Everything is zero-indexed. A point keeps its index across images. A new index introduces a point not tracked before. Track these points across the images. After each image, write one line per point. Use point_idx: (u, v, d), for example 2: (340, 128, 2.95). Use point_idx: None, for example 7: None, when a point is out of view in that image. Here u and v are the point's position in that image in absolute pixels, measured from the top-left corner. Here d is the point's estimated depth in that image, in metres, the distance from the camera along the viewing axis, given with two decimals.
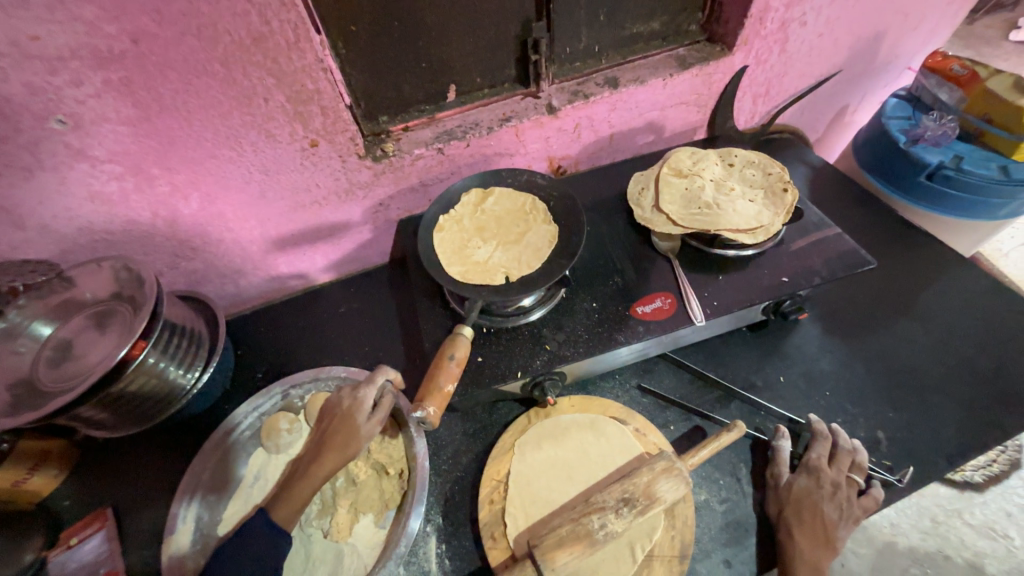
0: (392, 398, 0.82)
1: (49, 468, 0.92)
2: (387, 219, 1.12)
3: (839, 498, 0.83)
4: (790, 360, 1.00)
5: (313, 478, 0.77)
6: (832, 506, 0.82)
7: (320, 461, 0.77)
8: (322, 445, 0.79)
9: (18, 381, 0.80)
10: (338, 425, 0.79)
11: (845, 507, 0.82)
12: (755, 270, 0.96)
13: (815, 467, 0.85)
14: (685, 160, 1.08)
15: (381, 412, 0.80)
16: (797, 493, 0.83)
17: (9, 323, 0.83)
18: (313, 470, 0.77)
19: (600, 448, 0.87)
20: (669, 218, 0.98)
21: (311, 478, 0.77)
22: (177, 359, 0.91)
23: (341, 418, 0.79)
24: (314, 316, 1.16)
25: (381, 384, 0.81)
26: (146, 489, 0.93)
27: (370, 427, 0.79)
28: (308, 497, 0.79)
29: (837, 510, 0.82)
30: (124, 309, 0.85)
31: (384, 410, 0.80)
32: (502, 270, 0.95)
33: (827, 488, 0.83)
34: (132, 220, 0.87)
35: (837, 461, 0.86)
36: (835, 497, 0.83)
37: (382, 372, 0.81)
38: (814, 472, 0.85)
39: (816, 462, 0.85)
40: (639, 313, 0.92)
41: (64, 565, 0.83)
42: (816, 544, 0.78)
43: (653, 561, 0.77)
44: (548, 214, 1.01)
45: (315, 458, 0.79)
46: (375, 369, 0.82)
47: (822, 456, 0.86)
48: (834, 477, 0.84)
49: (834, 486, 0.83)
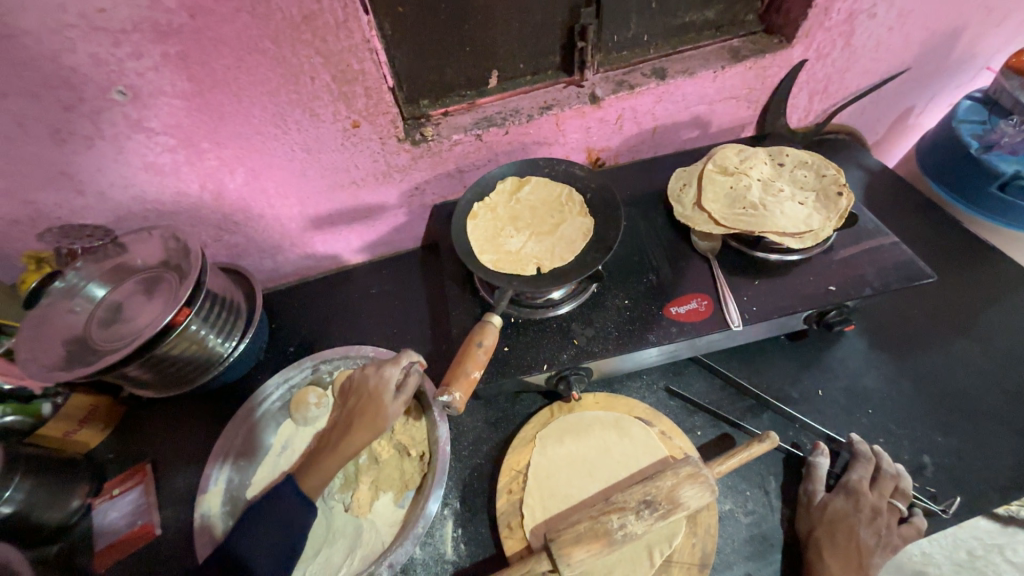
0: (418, 377, 0.81)
1: (95, 423, 0.97)
2: (422, 204, 1.12)
3: (877, 525, 0.79)
4: (831, 373, 0.95)
5: (342, 453, 0.78)
6: (869, 531, 0.78)
7: (350, 438, 0.78)
8: (351, 423, 0.80)
9: (73, 338, 0.85)
10: (366, 403, 0.80)
11: (884, 534, 0.78)
12: (800, 276, 0.91)
13: (854, 489, 0.81)
14: (731, 157, 1.04)
15: (408, 393, 0.80)
16: (832, 514, 0.79)
17: (68, 283, 0.88)
18: (342, 446, 0.79)
19: (623, 448, 0.86)
20: (711, 217, 0.95)
21: (339, 454, 0.79)
22: (217, 327, 0.95)
23: (370, 396, 0.80)
24: (346, 295, 1.18)
25: (405, 365, 0.82)
26: (181, 450, 0.98)
27: (397, 408, 0.79)
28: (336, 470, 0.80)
29: (874, 537, 0.78)
30: (171, 276, 0.89)
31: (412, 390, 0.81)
32: (534, 261, 0.93)
33: (865, 512, 0.80)
34: (181, 191, 0.91)
35: (878, 485, 0.81)
36: (874, 523, 0.79)
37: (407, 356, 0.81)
38: (852, 494, 0.81)
39: (856, 484, 0.81)
40: (673, 313, 0.89)
41: (107, 514, 0.90)
42: (848, 568, 0.74)
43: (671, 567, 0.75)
44: (584, 207, 0.99)
45: (343, 436, 0.80)
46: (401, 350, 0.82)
47: (863, 479, 0.82)
48: (874, 502, 0.80)
49: (874, 511, 0.79)
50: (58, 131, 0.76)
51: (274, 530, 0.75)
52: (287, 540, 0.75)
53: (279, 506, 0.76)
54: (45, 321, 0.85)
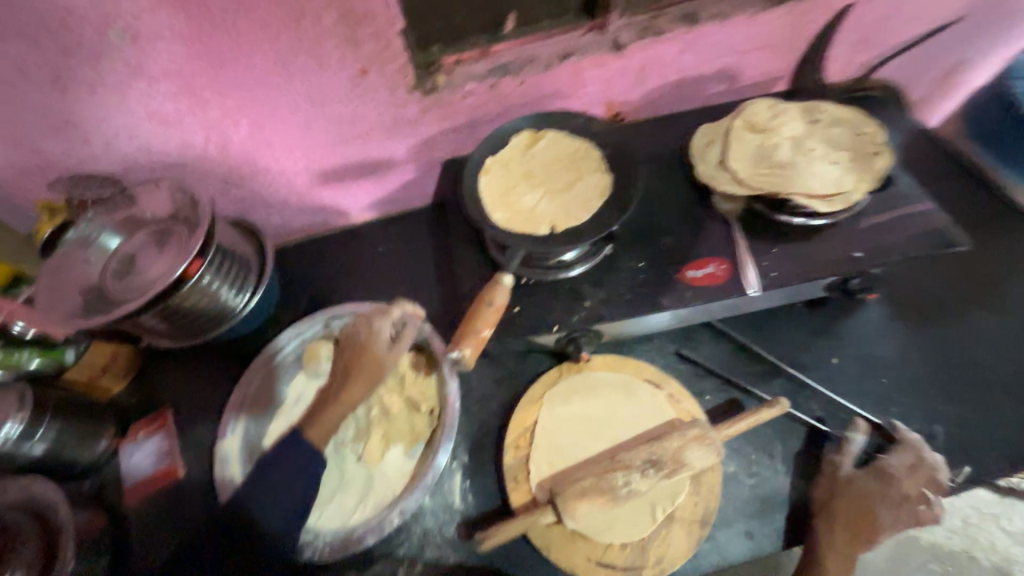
0: (416, 329, 0.83)
1: (116, 372, 0.99)
2: (432, 160, 1.09)
3: (900, 509, 0.78)
4: (846, 342, 0.92)
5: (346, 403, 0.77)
6: (888, 513, 0.78)
7: (350, 389, 0.77)
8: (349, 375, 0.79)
9: (89, 288, 0.86)
10: (362, 356, 0.80)
11: (903, 518, 0.77)
12: (824, 242, 0.88)
13: (888, 474, 0.79)
14: (761, 112, 0.98)
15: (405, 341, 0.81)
16: (854, 489, 0.78)
17: (81, 234, 0.88)
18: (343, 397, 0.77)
19: (630, 409, 0.86)
20: (734, 177, 0.90)
21: (341, 404, 0.78)
22: (228, 281, 0.95)
23: (363, 348, 0.80)
24: (355, 253, 1.17)
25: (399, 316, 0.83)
26: (197, 399, 1.01)
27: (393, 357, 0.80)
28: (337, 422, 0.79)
29: (891, 518, 0.78)
30: (180, 229, 0.88)
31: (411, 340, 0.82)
32: (547, 220, 0.90)
33: (891, 495, 0.79)
34: (187, 142, 0.89)
35: (915, 474, 0.78)
36: (897, 507, 0.78)
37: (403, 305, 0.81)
38: (881, 475, 0.80)
39: (892, 469, 0.79)
40: (688, 277, 0.87)
41: (133, 455, 0.94)
42: (851, 533, 0.77)
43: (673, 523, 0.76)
44: (601, 164, 0.94)
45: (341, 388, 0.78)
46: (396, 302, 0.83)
47: (901, 466, 0.79)
48: (904, 488, 0.78)
49: (901, 497, 0.78)
50: (58, 76, 0.73)
51: (285, 476, 0.77)
52: (297, 488, 0.77)
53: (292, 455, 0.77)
54: (62, 270, 0.86)
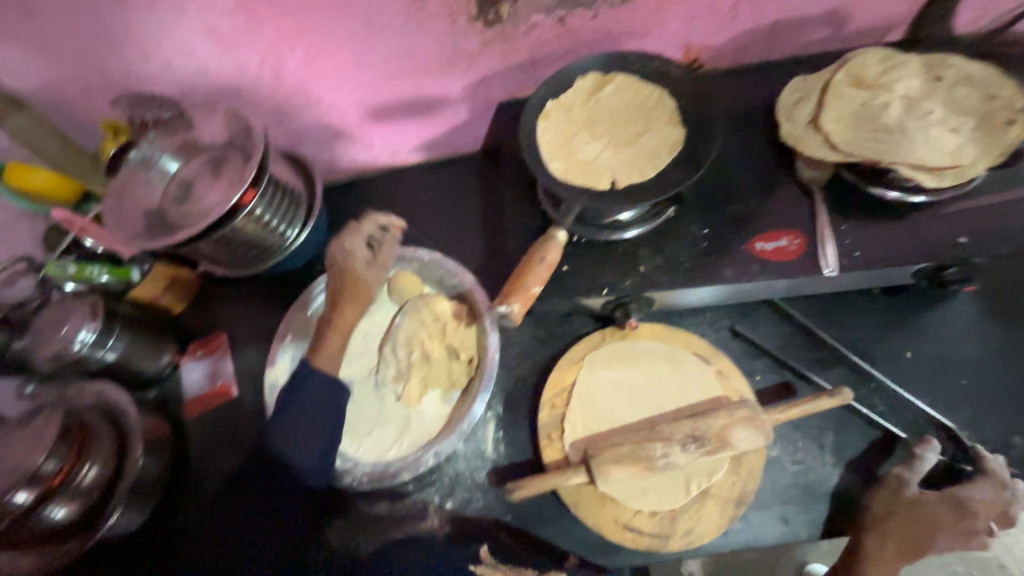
0: (395, 238, 0.85)
1: (177, 292, 1.04)
2: (487, 101, 1.02)
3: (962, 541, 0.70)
4: (926, 336, 0.84)
5: (341, 328, 0.83)
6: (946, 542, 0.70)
7: (341, 312, 0.83)
8: (336, 300, 0.84)
9: (151, 210, 0.88)
10: (348, 277, 0.83)
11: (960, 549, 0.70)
12: (922, 222, 0.77)
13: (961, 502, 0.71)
14: (872, 64, 0.84)
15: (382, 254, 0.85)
16: (914, 509, 0.72)
17: (143, 155, 0.89)
18: (336, 321, 0.83)
19: (674, 381, 0.83)
20: (827, 139, 0.79)
21: (338, 329, 0.83)
22: (280, 215, 0.95)
23: (346, 267, 0.83)
24: (401, 196, 1.15)
25: (372, 232, 0.84)
26: (249, 326, 1.06)
27: (373, 273, 0.85)
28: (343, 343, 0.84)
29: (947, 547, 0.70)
30: (236, 156, 0.88)
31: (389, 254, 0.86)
32: (608, 174, 0.84)
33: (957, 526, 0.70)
34: (242, 66, 0.86)
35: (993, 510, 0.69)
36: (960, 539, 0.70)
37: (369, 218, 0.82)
38: (954, 502, 0.71)
39: (972, 503, 0.70)
40: (757, 249, 0.80)
41: (193, 371, 1.00)
42: (899, 552, 0.71)
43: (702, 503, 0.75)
44: (675, 115, 0.85)
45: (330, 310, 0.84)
46: (363, 219, 0.84)
47: (982, 500, 0.70)
48: (977, 523, 0.69)
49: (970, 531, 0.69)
50: None
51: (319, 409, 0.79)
52: (331, 421, 0.80)
53: (324, 386, 0.80)
54: (126, 190, 0.88)
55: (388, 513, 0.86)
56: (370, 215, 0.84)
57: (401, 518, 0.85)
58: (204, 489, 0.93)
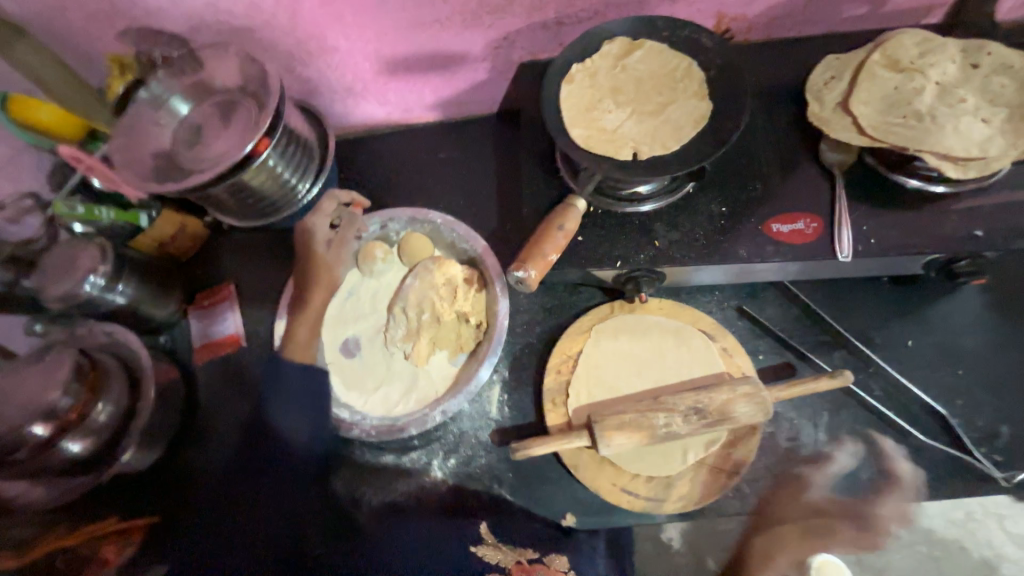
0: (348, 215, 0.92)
1: (185, 241, 1.03)
2: (508, 60, 0.99)
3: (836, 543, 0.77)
4: (928, 326, 0.86)
5: (308, 319, 0.89)
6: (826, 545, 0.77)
7: (308, 296, 0.90)
8: (305, 286, 0.91)
9: (160, 152, 0.86)
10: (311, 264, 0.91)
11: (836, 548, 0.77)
12: (940, 212, 0.77)
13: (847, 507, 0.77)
14: (908, 47, 0.81)
15: (342, 232, 0.92)
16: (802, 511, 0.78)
17: (152, 94, 0.86)
18: (305, 307, 0.90)
19: (679, 355, 0.85)
20: (855, 122, 0.78)
21: (306, 315, 0.89)
22: (292, 167, 0.94)
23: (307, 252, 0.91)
24: (414, 155, 1.12)
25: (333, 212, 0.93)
26: (257, 278, 1.05)
27: (333, 253, 0.92)
28: (311, 334, 0.89)
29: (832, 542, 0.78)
30: (250, 102, 0.86)
31: (348, 232, 0.92)
32: (630, 144, 0.81)
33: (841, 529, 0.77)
34: (257, 5, 0.82)
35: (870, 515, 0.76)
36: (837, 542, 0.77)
37: (326, 196, 0.91)
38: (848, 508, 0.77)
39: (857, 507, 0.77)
40: (773, 230, 0.80)
41: (201, 320, 1.02)
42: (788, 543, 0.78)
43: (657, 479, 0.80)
44: (703, 87, 0.83)
45: (300, 295, 0.91)
46: (323, 201, 0.93)
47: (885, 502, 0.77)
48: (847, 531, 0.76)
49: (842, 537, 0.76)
50: None
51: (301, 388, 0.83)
52: (317, 394, 0.83)
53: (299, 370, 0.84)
54: (135, 129, 0.86)
55: (394, 464, 0.89)
56: (331, 198, 0.93)
57: (406, 471, 0.89)
58: (221, 439, 0.95)
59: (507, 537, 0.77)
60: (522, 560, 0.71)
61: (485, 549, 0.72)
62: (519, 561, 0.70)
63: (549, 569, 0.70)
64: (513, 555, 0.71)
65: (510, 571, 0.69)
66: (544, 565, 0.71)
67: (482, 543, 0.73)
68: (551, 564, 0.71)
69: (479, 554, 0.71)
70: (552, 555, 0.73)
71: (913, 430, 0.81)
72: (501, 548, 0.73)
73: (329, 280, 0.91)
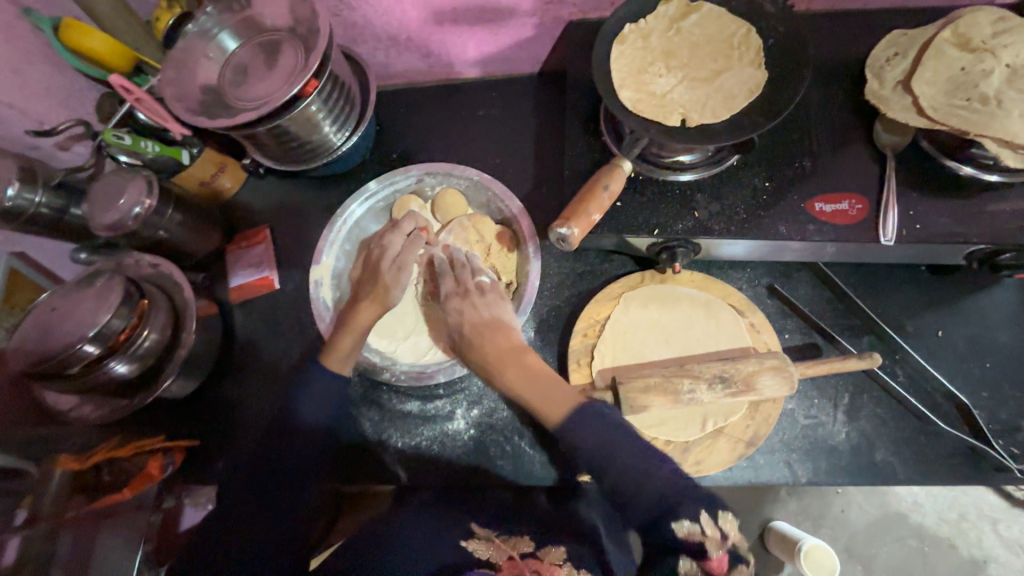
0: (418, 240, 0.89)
1: (224, 180, 1.05)
2: (557, 18, 0.97)
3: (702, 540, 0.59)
4: (960, 317, 0.85)
5: (352, 329, 0.86)
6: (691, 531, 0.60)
7: (357, 310, 0.86)
8: (358, 297, 0.88)
9: (208, 87, 0.86)
10: (374, 281, 0.88)
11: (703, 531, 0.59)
12: (991, 201, 0.76)
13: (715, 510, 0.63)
14: (983, 25, 0.77)
15: (406, 253, 0.88)
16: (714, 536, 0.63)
17: (201, 28, 0.86)
18: (352, 320, 0.86)
19: (707, 327, 0.86)
20: (916, 102, 0.75)
21: (351, 327, 0.86)
22: (334, 114, 0.93)
23: (372, 271, 0.89)
24: (452, 111, 1.11)
25: (409, 230, 0.91)
26: (293, 224, 1.07)
27: (394, 274, 0.88)
28: (353, 346, 0.87)
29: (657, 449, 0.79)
30: (297, 43, 0.85)
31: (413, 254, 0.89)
32: (680, 110, 0.80)
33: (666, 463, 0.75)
34: None
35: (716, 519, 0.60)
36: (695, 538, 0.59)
37: (407, 216, 0.90)
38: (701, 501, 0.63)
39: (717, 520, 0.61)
40: (816, 209, 0.79)
41: (236, 260, 1.04)
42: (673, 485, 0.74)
43: (484, 348, 0.79)
44: (761, 55, 0.80)
45: (350, 307, 0.89)
46: (403, 219, 0.91)
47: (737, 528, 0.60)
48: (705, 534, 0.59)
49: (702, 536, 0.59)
50: None
51: (322, 393, 0.86)
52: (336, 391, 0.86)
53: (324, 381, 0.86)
54: (185, 63, 0.86)
55: (419, 411, 0.92)
56: (411, 216, 0.92)
57: (430, 417, 0.92)
58: (257, 371, 0.99)
59: (505, 528, 0.73)
60: (515, 555, 0.66)
61: (476, 544, 0.69)
62: (511, 557, 0.66)
63: (541, 565, 0.64)
64: (504, 550, 0.67)
65: (499, 569, 0.65)
66: (536, 559, 0.65)
67: (473, 538, 0.70)
68: (545, 559, 0.65)
69: (468, 549, 0.68)
70: (546, 548, 0.67)
71: (936, 418, 0.82)
72: (493, 541, 0.69)
73: (383, 299, 0.87)
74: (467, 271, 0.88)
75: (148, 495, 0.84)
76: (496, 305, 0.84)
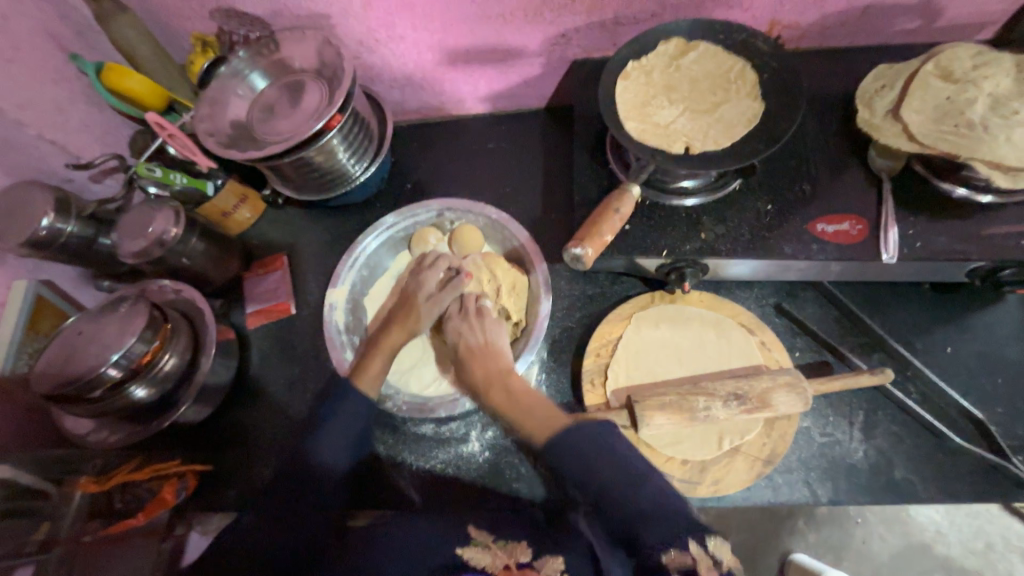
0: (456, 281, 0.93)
1: (245, 211, 1.09)
2: (563, 57, 1.03)
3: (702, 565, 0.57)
4: (967, 333, 0.87)
5: (385, 349, 0.89)
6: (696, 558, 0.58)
7: (387, 333, 0.91)
8: (391, 320, 0.93)
9: (237, 123, 0.92)
10: (408, 307, 0.92)
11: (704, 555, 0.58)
12: (987, 220, 0.79)
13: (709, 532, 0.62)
14: (963, 58, 0.82)
15: (443, 292, 0.92)
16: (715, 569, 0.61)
17: (233, 69, 0.93)
18: (383, 341, 0.90)
19: (718, 346, 0.87)
20: (906, 129, 0.79)
21: (382, 348, 0.89)
22: (353, 146, 0.98)
23: (408, 299, 0.93)
24: (464, 143, 1.17)
25: (444, 269, 0.95)
26: (310, 251, 1.11)
27: (430, 308, 0.92)
28: (381, 368, 0.88)
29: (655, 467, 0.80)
30: (321, 81, 0.91)
31: (451, 292, 0.93)
32: (683, 138, 0.84)
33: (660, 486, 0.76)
34: None
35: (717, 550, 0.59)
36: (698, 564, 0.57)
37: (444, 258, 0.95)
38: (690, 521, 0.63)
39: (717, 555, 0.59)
40: (819, 229, 0.82)
41: (254, 286, 1.07)
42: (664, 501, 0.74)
43: (473, 372, 0.85)
44: (757, 88, 0.85)
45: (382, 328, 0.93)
46: (437, 258, 0.96)
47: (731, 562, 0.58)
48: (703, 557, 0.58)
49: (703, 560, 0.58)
50: None
51: (346, 418, 0.82)
52: (358, 424, 0.82)
53: (346, 400, 0.82)
54: (217, 101, 0.92)
55: (434, 433, 0.92)
56: (444, 258, 0.96)
57: (444, 440, 0.92)
58: (271, 396, 1.00)
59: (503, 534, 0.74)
60: (511, 564, 0.68)
61: (472, 552, 0.69)
62: (507, 566, 0.68)
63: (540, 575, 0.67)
64: (502, 558, 0.69)
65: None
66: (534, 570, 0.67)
67: (470, 544, 0.71)
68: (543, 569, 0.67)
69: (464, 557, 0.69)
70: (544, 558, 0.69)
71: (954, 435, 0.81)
72: (490, 548, 0.71)
73: (412, 324, 0.92)
74: (467, 296, 0.92)
75: (160, 519, 0.87)
76: (492, 330, 0.89)
